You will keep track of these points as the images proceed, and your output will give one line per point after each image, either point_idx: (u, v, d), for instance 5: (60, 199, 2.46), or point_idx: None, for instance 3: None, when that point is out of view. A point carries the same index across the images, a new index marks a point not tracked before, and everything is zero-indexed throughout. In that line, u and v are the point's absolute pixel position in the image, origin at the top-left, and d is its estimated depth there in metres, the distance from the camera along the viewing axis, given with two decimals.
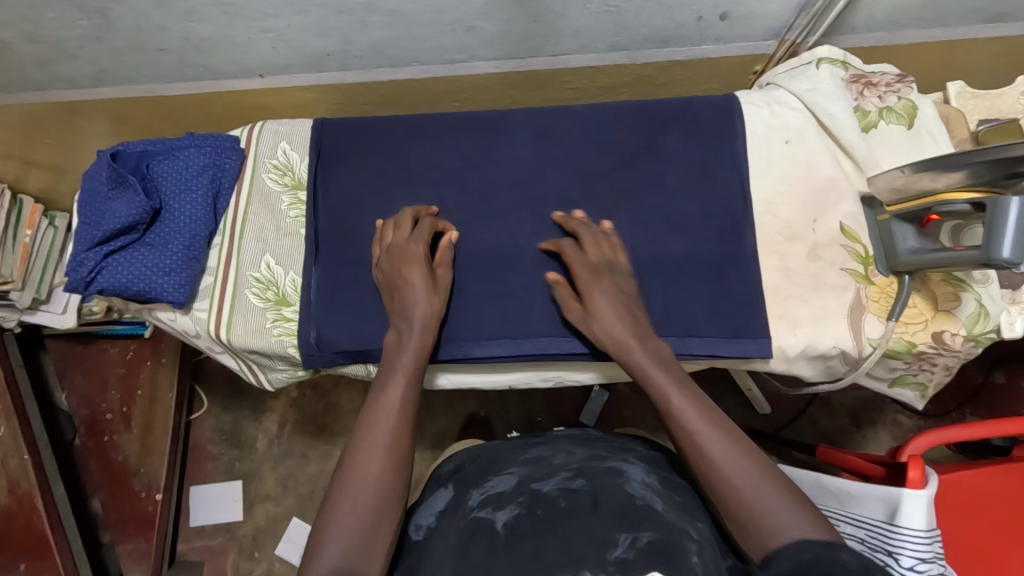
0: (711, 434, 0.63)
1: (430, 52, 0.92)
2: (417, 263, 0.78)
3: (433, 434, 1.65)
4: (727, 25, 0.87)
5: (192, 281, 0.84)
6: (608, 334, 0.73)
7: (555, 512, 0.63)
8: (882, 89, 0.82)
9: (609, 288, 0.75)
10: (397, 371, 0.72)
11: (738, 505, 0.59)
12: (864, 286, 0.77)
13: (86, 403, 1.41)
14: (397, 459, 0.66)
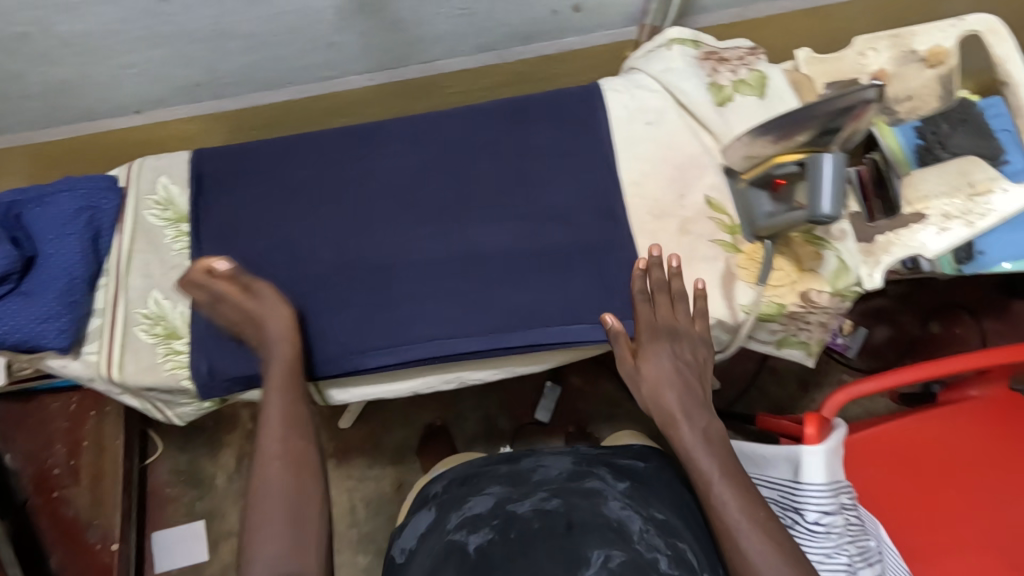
0: (733, 499, 0.68)
1: (300, 72, 0.93)
2: (238, 299, 0.79)
3: (392, 450, 1.64)
4: (582, 16, 0.89)
5: (75, 325, 0.83)
6: (658, 393, 0.76)
7: (529, 531, 0.69)
8: (734, 63, 0.85)
9: (666, 351, 0.77)
10: (269, 388, 0.75)
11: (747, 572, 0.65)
12: (733, 255, 0.79)
13: (32, 460, 1.35)
14: (302, 468, 0.71)
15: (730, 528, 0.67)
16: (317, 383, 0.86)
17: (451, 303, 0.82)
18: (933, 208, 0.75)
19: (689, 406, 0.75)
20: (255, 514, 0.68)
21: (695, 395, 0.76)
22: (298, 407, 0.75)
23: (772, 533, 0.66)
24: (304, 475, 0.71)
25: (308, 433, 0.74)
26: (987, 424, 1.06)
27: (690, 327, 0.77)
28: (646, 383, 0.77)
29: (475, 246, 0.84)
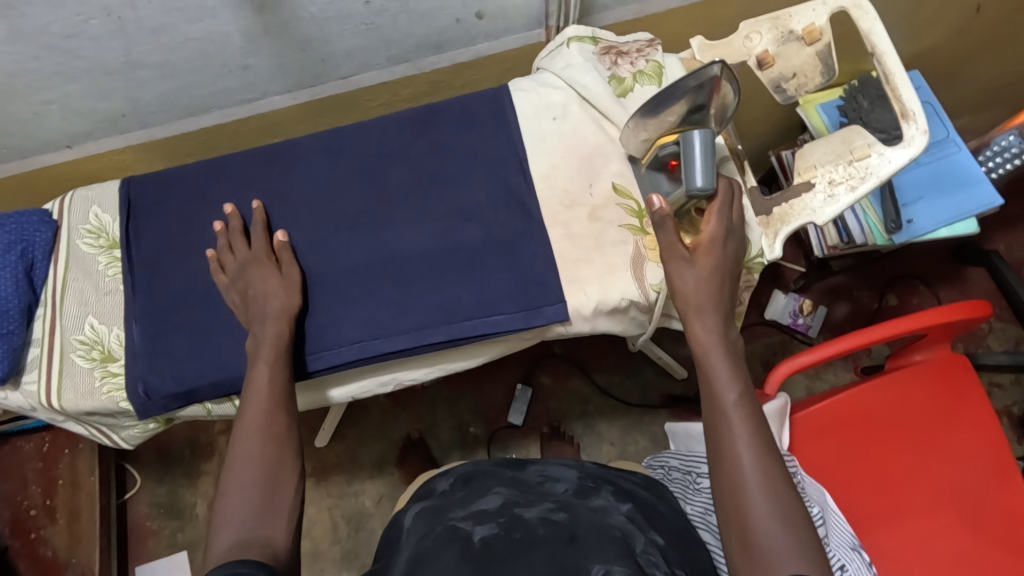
0: (737, 411, 0.69)
1: (221, 95, 0.96)
2: (267, 271, 0.85)
3: (370, 465, 1.65)
4: (487, 22, 0.93)
5: (11, 355, 0.85)
6: (697, 294, 0.74)
7: (532, 537, 0.71)
8: (632, 56, 0.88)
9: (715, 254, 0.75)
10: (258, 361, 0.79)
11: (732, 486, 0.66)
12: (641, 237, 0.83)
13: (8, 503, 1.50)
14: (281, 441, 0.74)
15: (726, 441, 0.68)
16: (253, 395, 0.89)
17: (375, 306, 0.85)
18: (820, 176, 0.77)
19: (717, 318, 0.74)
20: (227, 485, 0.70)
21: (722, 313, 0.75)
22: (281, 392, 0.78)
23: (768, 459, 0.67)
24: (281, 451, 0.73)
25: (287, 410, 0.77)
26: (944, 387, 1.08)
27: (730, 240, 0.75)
28: (695, 277, 0.74)
29: (397, 249, 0.87)
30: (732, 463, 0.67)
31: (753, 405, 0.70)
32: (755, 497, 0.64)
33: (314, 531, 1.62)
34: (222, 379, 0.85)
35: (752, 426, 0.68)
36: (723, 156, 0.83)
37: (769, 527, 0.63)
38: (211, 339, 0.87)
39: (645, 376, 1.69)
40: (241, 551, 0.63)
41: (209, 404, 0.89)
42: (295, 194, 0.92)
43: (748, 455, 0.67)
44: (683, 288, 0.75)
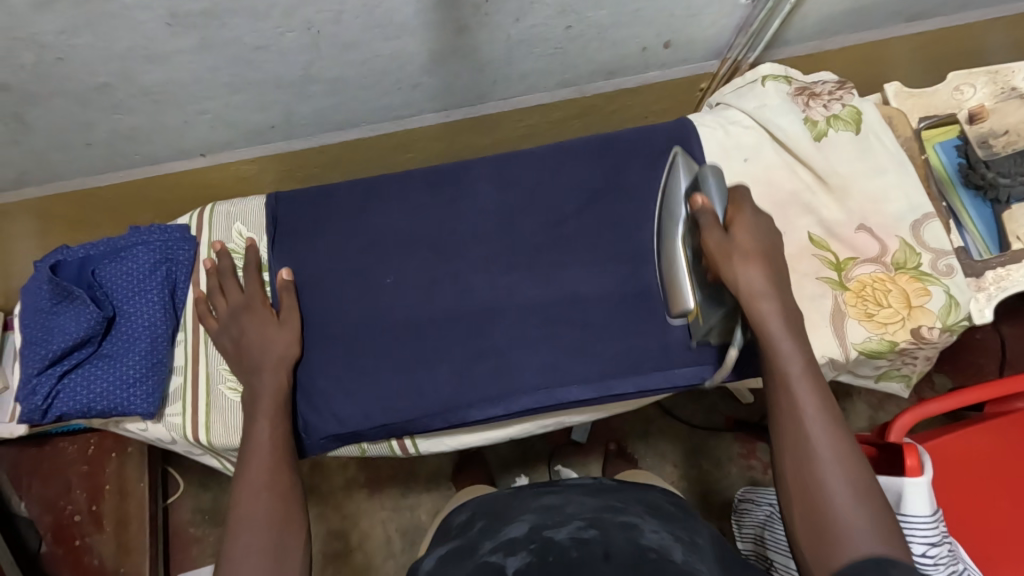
0: (816, 414, 0.62)
1: (379, 111, 0.90)
2: (268, 322, 0.80)
3: (426, 479, 1.46)
4: (670, 51, 0.89)
5: (160, 387, 0.79)
6: (746, 279, 0.68)
7: (568, 560, 0.64)
8: (826, 98, 0.85)
9: (755, 232, 0.70)
10: (257, 416, 0.74)
11: (803, 479, 0.60)
12: (840, 292, 0.79)
13: (49, 508, 1.32)
14: (289, 500, 0.68)
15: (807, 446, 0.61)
16: (411, 436, 0.83)
17: (555, 352, 0.81)
18: None
19: (782, 307, 0.67)
20: (231, 550, 0.64)
21: (790, 308, 0.68)
22: (284, 447, 0.73)
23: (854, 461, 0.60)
24: (290, 508, 0.68)
25: (291, 468, 0.72)
26: None
27: (766, 225, 0.72)
28: (741, 255, 0.69)
29: (576, 290, 0.82)
30: (812, 466, 0.60)
31: (832, 404, 0.63)
32: (844, 502, 0.58)
33: (368, 545, 1.43)
34: (392, 422, 0.80)
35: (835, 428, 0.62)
36: (926, 213, 0.80)
37: (855, 521, 0.56)
38: (373, 379, 0.81)
39: (711, 398, 1.50)
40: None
41: (365, 444, 0.84)
42: (462, 224, 0.86)
43: (836, 460, 0.60)
44: (739, 273, 0.68)
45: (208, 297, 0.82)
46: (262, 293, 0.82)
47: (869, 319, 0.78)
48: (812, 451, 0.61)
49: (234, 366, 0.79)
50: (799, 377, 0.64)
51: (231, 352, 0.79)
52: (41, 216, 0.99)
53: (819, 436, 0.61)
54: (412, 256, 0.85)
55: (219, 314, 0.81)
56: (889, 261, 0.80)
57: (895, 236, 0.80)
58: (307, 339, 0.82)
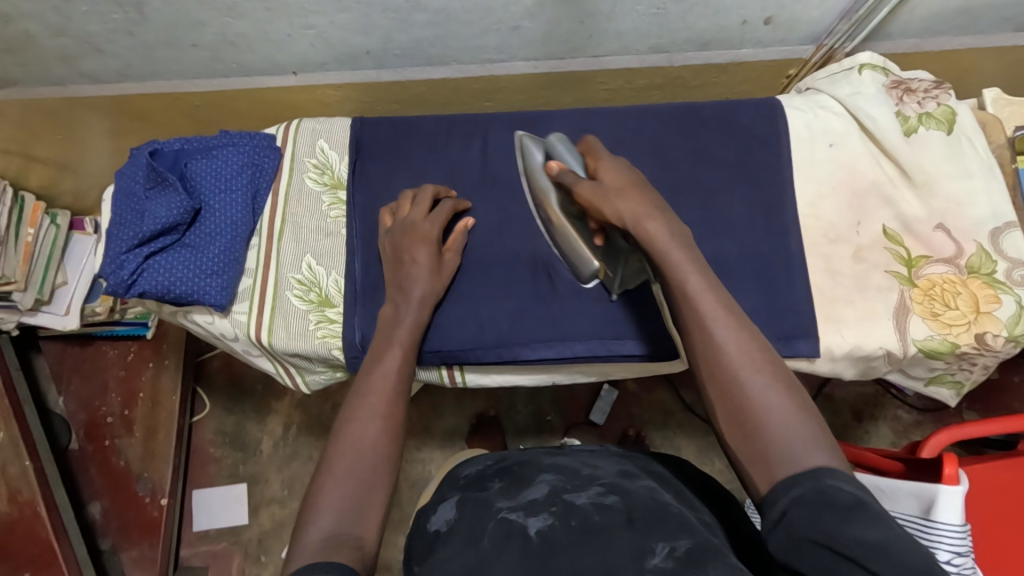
0: (730, 332, 0.58)
1: (471, 51, 0.92)
2: (424, 246, 0.79)
3: (443, 435, 1.49)
4: (769, 29, 0.89)
5: (233, 283, 0.83)
6: (618, 211, 0.65)
7: (591, 525, 0.59)
8: (921, 95, 0.84)
9: (621, 162, 0.71)
10: (393, 344, 0.74)
11: (719, 384, 0.57)
12: (908, 288, 0.79)
13: (85, 407, 1.45)
14: (396, 434, 0.66)
15: (726, 367, 0.57)
16: (461, 367, 0.86)
17: (636, 315, 0.82)
18: None
19: (669, 226, 0.63)
20: (328, 469, 0.62)
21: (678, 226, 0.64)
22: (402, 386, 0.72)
23: (777, 372, 0.57)
24: (393, 443, 0.66)
25: (405, 403, 0.70)
26: None
27: (625, 163, 0.72)
28: (620, 185, 0.68)
29: None
30: (738, 390, 0.56)
31: (736, 318, 0.59)
32: (777, 415, 0.54)
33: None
34: (447, 350, 0.82)
35: (748, 341, 0.58)
36: (1009, 222, 0.80)
37: (774, 413, 0.54)
38: (490, 311, 0.83)
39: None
40: (337, 546, 0.56)
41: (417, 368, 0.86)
42: None
43: (756, 375, 0.56)
44: (616, 208, 0.66)
45: (405, 197, 0.83)
46: (445, 222, 0.81)
47: (935, 319, 0.78)
48: (736, 374, 0.57)
49: (386, 267, 0.81)
50: (703, 296, 0.60)
51: (388, 254, 0.81)
52: (124, 108, 1.03)
53: (737, 353, 0.57)
54: (486, 196, 0.87)
55: (397, 216, 0.82)
56: (963, 264, 0.79)
57: (973, 240, 0.80)
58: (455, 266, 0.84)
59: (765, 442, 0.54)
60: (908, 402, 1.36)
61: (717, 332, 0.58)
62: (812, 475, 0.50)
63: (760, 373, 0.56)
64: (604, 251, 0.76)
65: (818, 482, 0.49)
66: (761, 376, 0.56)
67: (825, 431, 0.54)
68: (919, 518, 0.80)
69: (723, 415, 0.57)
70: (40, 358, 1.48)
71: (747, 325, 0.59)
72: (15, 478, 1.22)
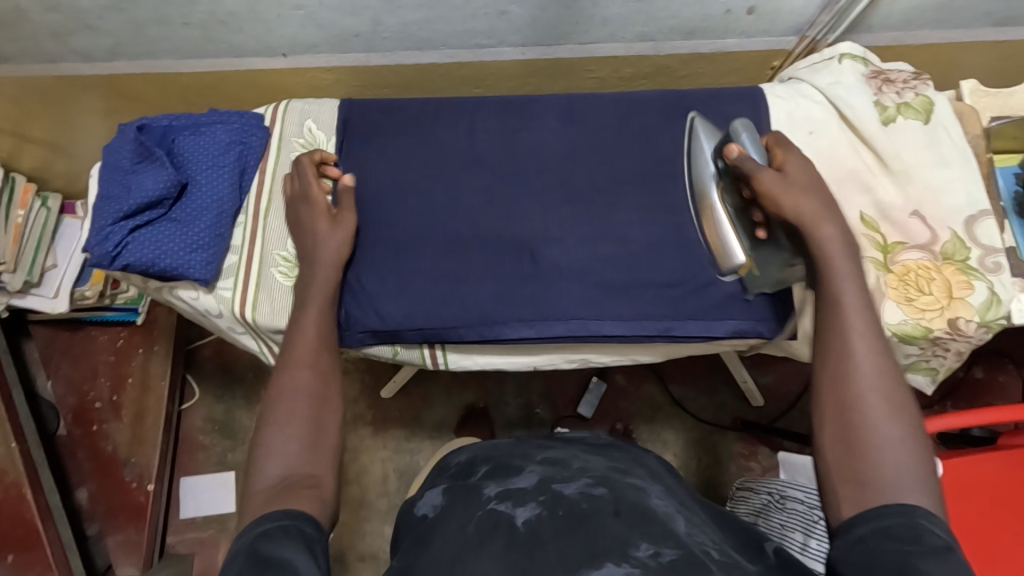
0: (868, 350, 0.59)
1: (460, 36, 0.93)
2: (320, 215, 0.81)
3: (430, 425, 1.50)
4: (753, 19, 0.91)
5: (218, 258, 0.83)
6: (799, 211, 0.69)
7: (578, 512, 0.60)
8: (900, 85, 0.85)
9: (804, 166, 0.73)
10: (308, 302, 0.76)
11: (839, 393, 0.59)
12: (884, 274, 0.80)
13: (73, 391, 1.46)
14: (327, 378, 0.69)
15: (857, 387, 0.58)
16: (444, 346, 0.87)
17: (615, 296, 0.83)
18: None
19: (842, 235, 0.66)
20: (269, 424, 0.64)
21: (850, 246, 0.67)
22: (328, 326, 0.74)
23: (904, 413, 0.57)
24: (327, 386, 0.68)
25: (332, 350, 0.73)
26: None
27: (812, 165, 0.74)
28: (794, 189, 0.70)
29: (621, 233, 0.85)
30: (859, 404, 0.57)
31: (881, 345, 0.60)
32: (890, 449, 0.55)
33: (364, 479, 1.47)
34: (429, 328, 0.84)
35: (887, 368, 0.59)
36: (984, 211, 0.81)
37: (884, 441, 0.56)
38: (468, 289, 0.84)
39: (721, 394, 1.50)
40: (288, 490, 0.59)
41: (400, 347, 0.87)
42: (524, 153, 0.89)
43: (880, 399, 0.58)
44: (796, 203, 0.69)
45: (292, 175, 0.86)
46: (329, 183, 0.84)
47: (909, 304, 0.79)
48: (860, 390, 0.58)
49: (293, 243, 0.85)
50: (854, 310, 0.61)
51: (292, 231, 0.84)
52: (116, 88, 1.04)
53: (874, 377, 0.58)
54: (472, 177, 0.88)
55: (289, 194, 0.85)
56: (938, 251, 0.80)
57: (947, 228, 0.81)
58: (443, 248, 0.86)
59: (868, 466, 0.55)
60: None
61: (861, 351, 0.59)
62: (907, 513, 0.52)
63: (889, 404, 0.57)
64: (762, 245, 0.79)
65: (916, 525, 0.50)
66: (886, 405, 0.57)
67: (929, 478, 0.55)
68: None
69: (829, 427, 0.58)
70: (30, 343, 1.48)
71: (890, 358, 0.60)
72: (2, 458, 1.22)
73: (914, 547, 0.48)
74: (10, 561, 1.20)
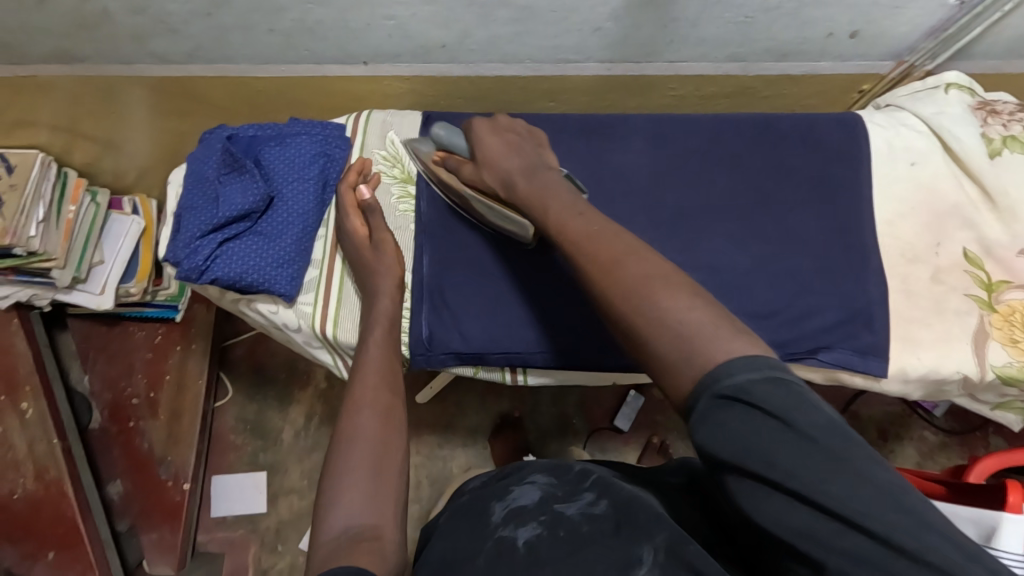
0: (604, 244, 0.59)
1: (548, 50, 0.91)
2: (361, 245, 0.82)
3: (466, 433, 1.48)
4: (853, 43, 0.88)
5: (302, 274, 0.81)
6: (497, 178, 0.77)
7: (578, 537, 0.58)
8: (1006, 117, 0.83)
9: (489, 133, 0.80)
10: (368, 337, 0.76)
11: (607, 299, 0.56)
12: (988, 313, 0.78)
13: (110, 387, 1.44)
14: (391, 423, 0.67)
15: (614, 274, 0.56)
16: (523, 369, 0.85)
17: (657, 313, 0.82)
18: None
19: (524, 170, 0.74)
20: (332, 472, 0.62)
21: (559, 177, 0.73)
22: (389, 367, 0.74)
23: (649, 276, 0.54)
24: (390, 430, 0.66)
25: (396, 388, 0.71)
26: None
27: (498, 126, 0.81)
28: (490, 159, 0.78)
29: (715, 261, 0.82)
30: (619, 300, 0.54)
31: (609, 235, 0.59)
32: (666, 312, 0.51)
33: None
34: (516, 351, 0.82)
35: (616, 248, 0.57)
36: None
37: (666, 308, 0.51)
38: (556, 311, 0.82)
39: None
40: (352, 545, 0.55)
41: (481, 367, 0.86)
42: (611, 172, 0.87)
43: (641, 275, 0.54)
44: (502, 168, 0.76)
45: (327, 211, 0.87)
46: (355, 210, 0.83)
47: (1013, 345, 0.77)
48: (614, 284, 0.55)
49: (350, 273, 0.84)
50: (583, 215, 0.64)
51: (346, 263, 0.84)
52: (183, 89, 1.02)
53: (617, 265, 0.56)
54: None
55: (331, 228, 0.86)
56: None
57: None
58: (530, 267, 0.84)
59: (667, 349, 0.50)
60: (932, 423, 1.35)
61: (590, 249, 0.59)
62: (711, 376, 0.47)
63: (636, 270, 0.55)
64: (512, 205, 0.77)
65: (718, 386, 0.46)
66: (637, 276, 0.54)
67: (709, 310, 0.51)
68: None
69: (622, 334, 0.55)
70: (64, 335, 1.46)
71: (612, 239, 0.59)
72: (43, 454, 1.21)
73: (760, 416, 0.44)
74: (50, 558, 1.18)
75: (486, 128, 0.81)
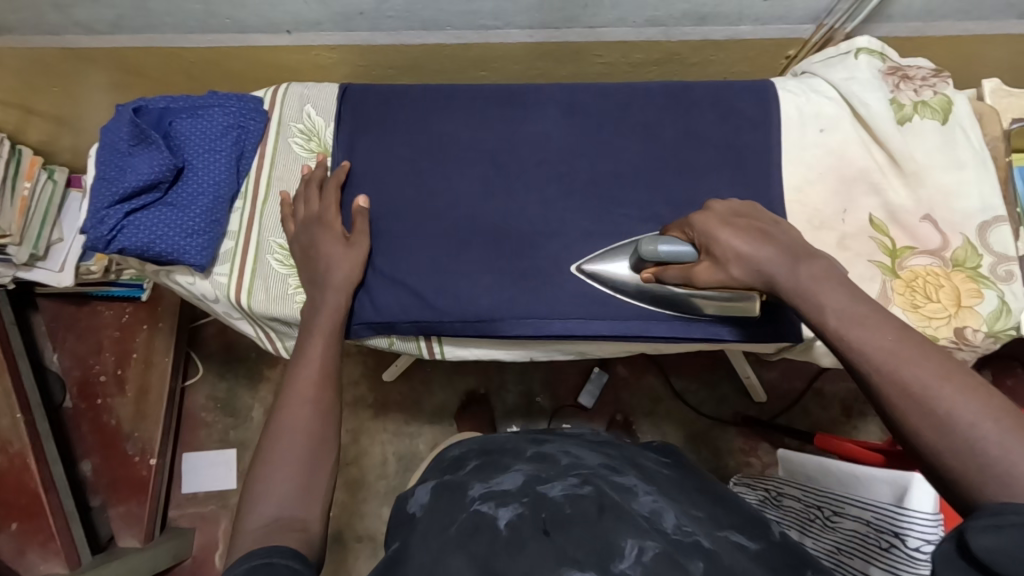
0: (907, 354, 0.48)
1: (467, 16, 0.91)
2: (329, 237, 0.81)
3: (430, 411, 1.48)
4: (768, 5, 0.88)
5: (214, 244, 0.83)
6: (749, 274, 0.63)
7: (561, 517, 0.52)
8: (918, 82, 0.82)
9: (717, 227, 0.67)
10: (313, 333, 0.75)
11: (913, 414, 0.46)
12: (890, 278, 0.78)
13: (78, 364, 1.47)
14: (327, 419, 0.66)
15: (915, 387, 0.46)
16: (438, 338, 0.86)
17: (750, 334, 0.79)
18: None
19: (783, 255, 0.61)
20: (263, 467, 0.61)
21: (836, 272, 0.57)
22: (332, 366, 0.72)
23: (961, 388, 0.45)
24: (326, 431, 0.65)
25: (334, 391, 0.69)
26: None
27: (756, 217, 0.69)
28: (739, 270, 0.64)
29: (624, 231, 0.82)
30: (943, 422, 0.44)
31: (917, 342, 0.49)
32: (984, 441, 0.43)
33: (363, 461, 1.45)
34: (426, 321, 0.82)
35: (928, 363, 0.47)
36: (998, 216, 0.78)
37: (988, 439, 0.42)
38: (463, 279, 0.83)
39: (723, 389, 1.46)
40: (277, 531, 0.54)
41: (395, 338, 0.86)
42: (525, 140, 0.87)
43: (962, 396, 0.45)
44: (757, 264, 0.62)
45: (297, 199, 0.84)
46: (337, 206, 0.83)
47: (914, 310, 0.77)
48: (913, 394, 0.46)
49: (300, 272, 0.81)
50: (867, 325, 0.51)
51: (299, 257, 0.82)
52: (116, 61, 1.03)
53: (919, 383, 0.46)
54: (473, 168, 0.87)
55: (298, 217, 0.83)
56: (948, 257, 0.78)
57: (960, 233, 0.78)
58: (440, 236, 0.84)
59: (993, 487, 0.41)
60: None
61: (886, 366, 0.48)
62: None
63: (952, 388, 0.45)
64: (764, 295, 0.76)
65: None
66: (955, 406, 0.44)
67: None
68: (891, 507, 0.70)
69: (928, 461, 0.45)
70: (36, 315, 1.49)
71: (928, 351, 0.48)
72: (7, 428, 1.19)
73: None
74: (14, 529, 1.16)
75: (703, 225, 0.68)
